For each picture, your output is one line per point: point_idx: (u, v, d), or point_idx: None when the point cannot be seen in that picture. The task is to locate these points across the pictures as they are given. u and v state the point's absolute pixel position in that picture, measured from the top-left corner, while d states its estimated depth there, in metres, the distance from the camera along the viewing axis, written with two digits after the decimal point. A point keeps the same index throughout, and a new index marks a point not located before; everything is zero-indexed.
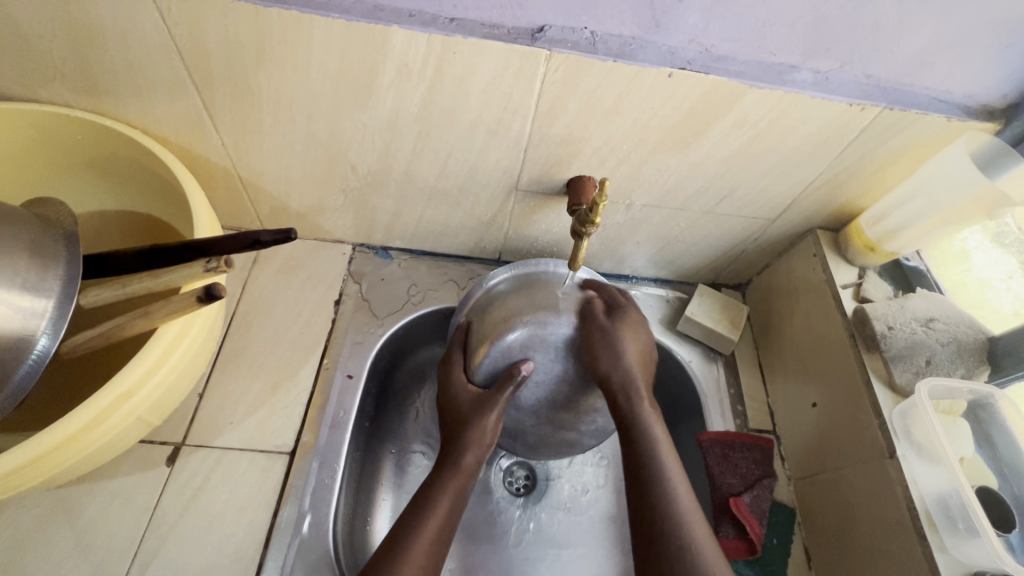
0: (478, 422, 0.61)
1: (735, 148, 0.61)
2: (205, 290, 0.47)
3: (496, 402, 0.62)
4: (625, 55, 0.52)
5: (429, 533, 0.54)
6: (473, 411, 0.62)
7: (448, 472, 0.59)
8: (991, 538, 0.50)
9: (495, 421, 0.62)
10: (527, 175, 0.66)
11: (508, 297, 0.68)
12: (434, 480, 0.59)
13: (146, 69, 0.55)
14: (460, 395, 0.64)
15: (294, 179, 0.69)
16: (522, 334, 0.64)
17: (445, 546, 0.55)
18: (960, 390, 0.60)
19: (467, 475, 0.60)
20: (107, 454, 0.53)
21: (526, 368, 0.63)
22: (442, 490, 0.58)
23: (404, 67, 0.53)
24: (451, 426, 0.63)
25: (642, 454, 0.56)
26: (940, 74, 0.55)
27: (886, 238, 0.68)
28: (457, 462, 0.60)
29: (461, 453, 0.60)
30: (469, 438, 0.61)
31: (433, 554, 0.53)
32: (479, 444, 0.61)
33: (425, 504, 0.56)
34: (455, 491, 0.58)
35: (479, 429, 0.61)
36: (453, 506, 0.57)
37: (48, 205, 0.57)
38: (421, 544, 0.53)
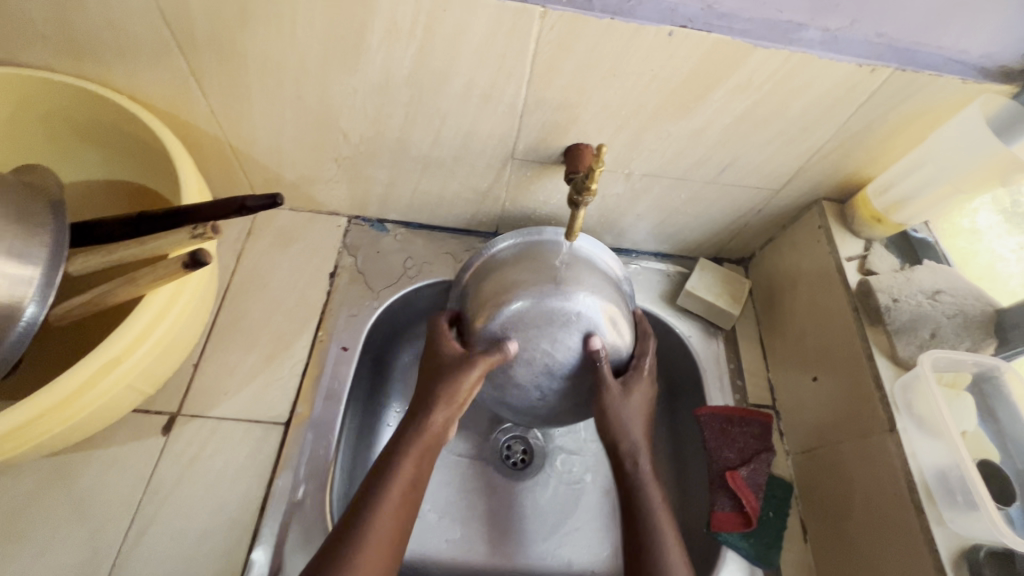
0: (453, 380, 0.57)
1: (738, 113, 0.59)
2: (191, 257, 0.47)
3: (479, 362, 0.59)
4: (623, 13, 0.50)
5: (395, 501, 0.52)
6: (451, 368, 0.58)
7: (414, 430, 0.56)
8: (990, 510, 0.49)
9: (473, 381, 0.58)
10: (523, 143, 0.64)
11: (507, 264, 0.66)
12: (397, 441, 0.56)
13: (129, 31, 0.54)
14: (443, 352, 0.61)
15: (285, 148, 0.68)
16: (524, 304, 0.62)
17: (411, 510, 0.54)
18: (966, 362, 0.58)
19: (435, 434, 0.57)
20: (100, 420, 0.54)
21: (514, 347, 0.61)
22: (406, 449, 0.55)
23: (393, 27, 0.51)
24: (427, 379, 0.59)
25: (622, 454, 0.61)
26: (957, 32, 0.52)
27: (893, 209, 0.66)
28: (422, 420, 0.56)
29: (431, 411, 0.56)
30: (439, 396, 0.57)
31: (400, 522, 0.52)
32: (452, 403, 0.57)
33: (386, 466, 0.54)
34: (419, 453, 0.55)
35: (453, 386, 0.57)
36: (419, 465, 0.55)
37: (35, 172, 0.56)
38: (387, 509, 0.52)
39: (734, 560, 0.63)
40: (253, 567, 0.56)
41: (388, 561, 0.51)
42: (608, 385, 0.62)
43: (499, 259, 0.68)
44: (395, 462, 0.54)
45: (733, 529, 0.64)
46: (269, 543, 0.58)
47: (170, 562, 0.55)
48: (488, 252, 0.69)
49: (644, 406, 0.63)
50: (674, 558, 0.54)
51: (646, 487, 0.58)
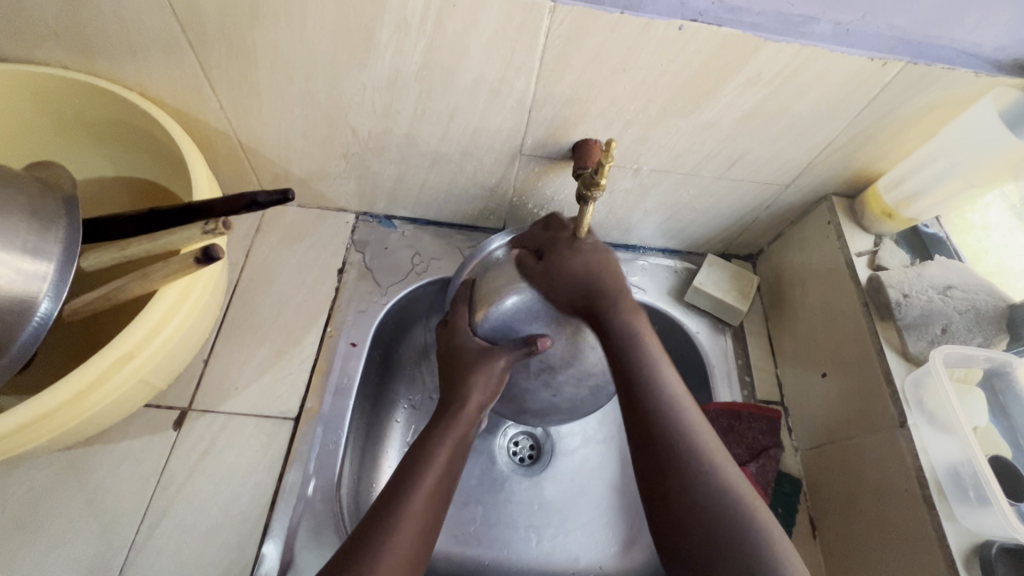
0: (484, 369, 0.60)
1: (748, 107, 0.59)
2: (203, 252, 0.47)
3: (505, 353, 0.62)
4: (633, 7, 0.49)
5: (431, 484, 0.52)
6: (482, 359, 0.61)
7: (449, 420, 0.58)
8: (1003, 507, 0.49)
9: (502, 369, 0.61)
10: (531, 139, 0.64)
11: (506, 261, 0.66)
12: (432, 431, 0.57)
13: (140, 27, 0.54)
14: (467, 345, 0.63)
15: (294, 144, 0.68)
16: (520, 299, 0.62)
17: (442, 500, 0.54)
18: (977, 358, 0.58)
19: (468, 423, 0.58)
20: (113, 414, 0.54)
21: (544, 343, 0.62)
22: (442, 436, 0.56)
23: (403, 22, 0.51)
24: (455, 371, 0.61)
25: (642, 383, 0.53)
26: (970, 25, 0.51)
27: (904, 204, 0.65)
28: (457, 410, 0.58)
29: (465, 403, 0.58)
30: (472, 385, 0.59)
31: (430, 510, 0.51)
32: (483, 393, 0.60)
33: (422, 456, 0.55)
34: (454, 441, 0.57)
35: (485, 372, 0.60)
36: (452, 455, 0.56)
37: (49, 169, 0.56)
38: (422, 495, 0.51)
39: None
40: (264, 560, 0.57)
41: (418, 550, 0.49)
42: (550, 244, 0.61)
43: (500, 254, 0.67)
44: (432, 450, 0.55)
45: None
46: (280, 536, 0.58)
47: (183, 554, 0.56)
48: (485, 252, 0.68)
49: (593, 257, 0.59)
50: (682, 403, 0.52)
51: (658, 375, 0.54)
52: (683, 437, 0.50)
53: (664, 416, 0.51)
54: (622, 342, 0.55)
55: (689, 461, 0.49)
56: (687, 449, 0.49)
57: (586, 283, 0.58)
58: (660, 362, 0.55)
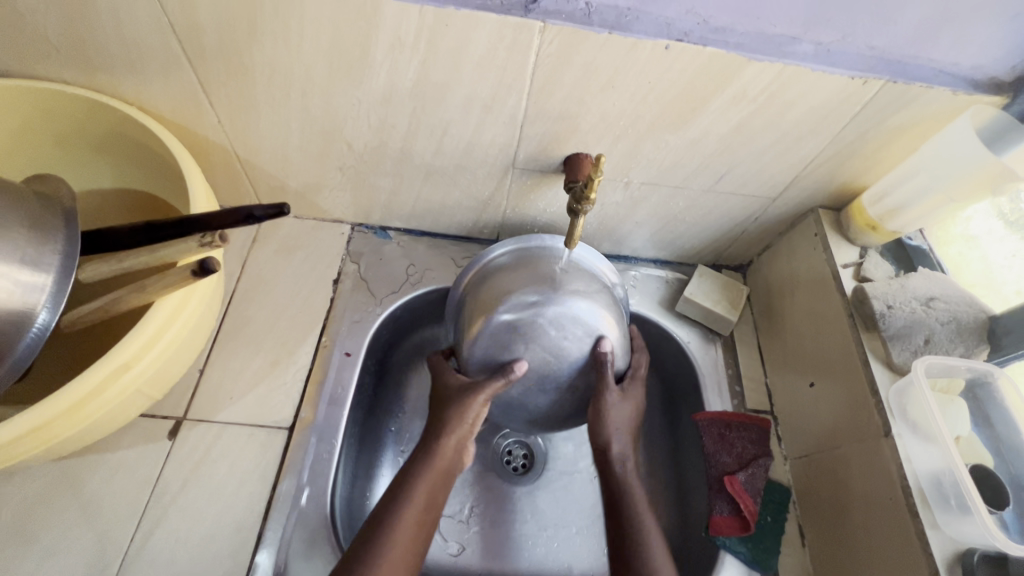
0: (464, 405, 0.61)
1: (734, 123, 0.60)
2: (199, 265, 0.48)
3: (484, 384, 0.62)
4: (621, 27, 0.51)
5: (412, 515, 0.55)
6: (457, 397, 0.62)
7: (429, 453, 0.59)
8: (984, 514, 0.50)
9: (482, 402, 0.61)
10: (524, 153, 0.66)
11: (497, 278, 0.67)
12: (413, 463, 0.58)
13: (142, 45, 0.55)
14: (449, 380, 0.64)
15: (291, 157, 0.69)
16: (506, 319, 0.63)
17: (426, 526, 0.56)
18: (959, 368, 0.59)
19: (448, 456, 0.59)
20: (109, 424, 0.55)
21: (519, 368, 0.62)
22: (423, 468, 0.58)
23: (397, 41, 0.53)
24: (437, 405, 0.63)
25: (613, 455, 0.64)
26: (946, 45, 0.53)
27: (888, 217, 0.67)
28: (436, 443, 0.59)
29: (443, 439, 0.59)
30: (451, 420, 0.60)
31: (415, 538, 0.54)
32: (458, 428, 0.60)
33: (404, 487, 0.56)
34: (434, 475, 0.58)
35: (463, 409, 0.61)
36: (434, 488, 0.57)
37: (48, 182, 0.57)
38: (402, 530, 0.53)
39: (733, 565, 0.64)
40: (257, 568, 0.57)
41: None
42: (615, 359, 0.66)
43: (498, 265, 0.69)
44: (413, 480, 0.57)
45: (731, 532, 0.65)
46: (274, 546, 0.59)
47: (176, 564, 0.56)
48: (487, 258, 0.70)
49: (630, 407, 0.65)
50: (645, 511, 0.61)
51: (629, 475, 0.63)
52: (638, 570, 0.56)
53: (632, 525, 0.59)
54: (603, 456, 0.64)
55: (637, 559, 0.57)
56: (638, 548, 0.58)
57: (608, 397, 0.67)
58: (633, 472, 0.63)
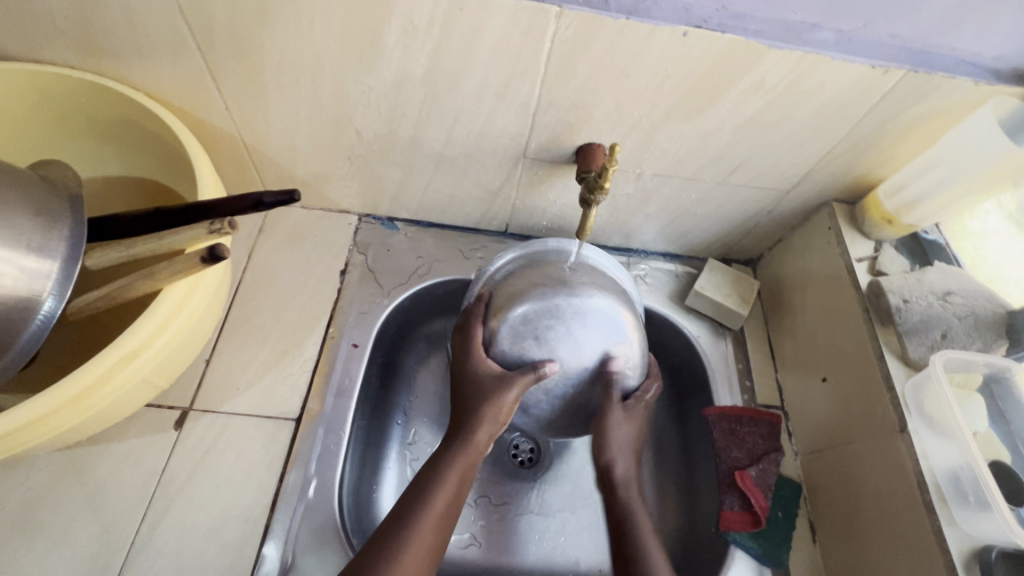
0: (495, 401, 0.57)
1: (750, 113, 0.59)
2: (208, 251, 0.47)
3: (516, 380, 0.58)
4: (638, 12, 0.50)
5: (438, 508, 0.53)
6: (494, 388, 0.58)
7: (460, 443, 0.57)
8: (1003, 510, 0.49)
9: (512, 401, 0.58)
10: (535, 143, 0.65)
11: (516, 280, 0.63)
12: (440, 458, 0.56)
13: (150, 29, 0.54)
14: (481, 369, 0.59)
15: (299, 145, 0.68)
16: (528, 309, 0.60)
17: (451, 519, 0.55)
18: (977, 363, 0.58)
19: (476, 453, 0.57)
20: (116, 413, 0.54)
21: (549, 367, 0.59)
22: (450, 464, 0.56)
23: (410, 25, 0.52)
24: (467, 393, 0.59)
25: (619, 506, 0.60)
26: (970, 34, 0.52)
27: (904, 210, 0.66)
28: (467, 437, 0.57)
29: (475, 431, 0.57)
30: (483, 416, 0.57)
31: (439, 532, 0.53)
32: (485, 426, 0.57)
33: (431, 478, 0.55)
34: (462, 470, 0.56)
35: (496, 406, 0.57)
36: (461, 482, 0.56)
37: (53, 168, 0.56)
38: (427, 523, 0.52)
39: (744, 559, 0.64)
40: (265, 561, 0.56)
41: (424, 571, 0.51)
42: (609, 404, 0.62)
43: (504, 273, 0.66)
44: (441, 473, 0.55)
45: (742, 529, 0.64)
46: (281, 537, 0.58)
47: (182, 555, 0.55)
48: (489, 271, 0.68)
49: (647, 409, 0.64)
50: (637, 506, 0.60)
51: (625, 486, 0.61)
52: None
53: (645, 573, 0.54)
54: (630, 538, 0.57)
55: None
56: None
57: (613, 456, 0.62)
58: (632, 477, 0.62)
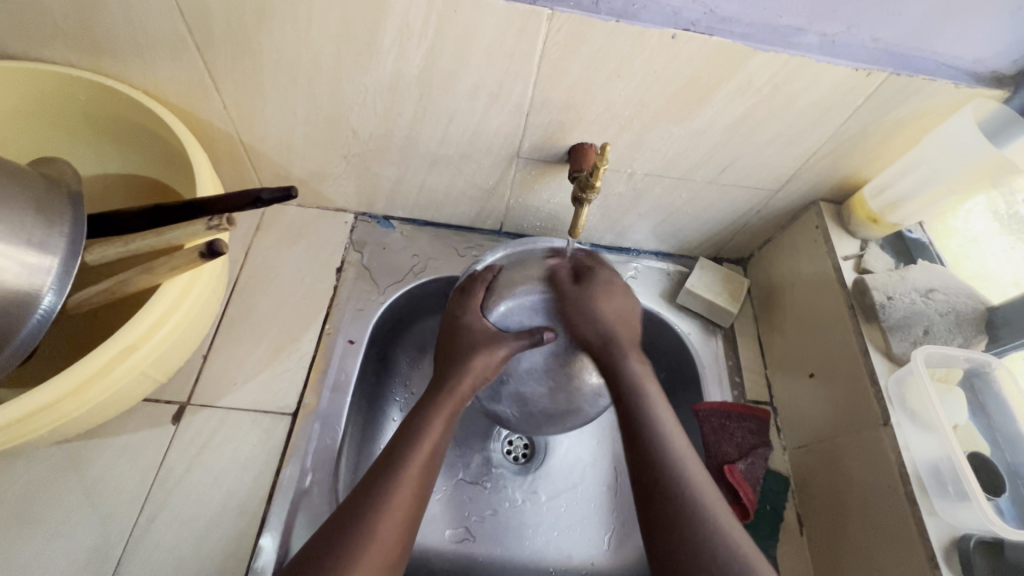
0: (483, 355, 0.60)
1: (738, 114, 0.60)
2: (207, 247, 0.48)
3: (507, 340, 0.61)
4: (628, 16, 0.51)
5: (425, 453, 0.54)
6: (484, 343, 0.61)
7: (445, 392, 0.59)
8: (981, 501, 0.51)
9: (501, 358, 0.61)
10: (528, 142, 0.66)
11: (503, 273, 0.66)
12: (425, 406, 0.58)
13: (149, 28, 0.55)
14: (471, 324, 0.62)
15: (296, 144, 0.69)
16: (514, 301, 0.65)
17: (437, 463, 0.56)
18: (958, 358, 0.60)
19: (460, 401, 0.59)
20: (114, 406, 0.55)
21: (548, 334, 0.62)
22: (436, 410, 0.58)
23: (406, 27, 0.53)
24: (455, 347, 0.61)
25: (635, 415, 0.56)
26: (950, 38, 0.54)
27: (889, 210, 0.67)
28: (454, 385, 0.59)
29: (460, 378, 0.59)
30: (470, 366, 0.59)
31: (424, 477, 0.54)
32: (474, 375, 0.60)
33: (419, 424, 0.56)
34: (448, 416, 0.58)
35: (484, 358, 0.60)
36: (447, 427, 0.58)
37: (54, 165, 0.57)
38: (415, 467, 0.53)
39: None
40: (261, 553, 0.57)
41: (414, 512, 0.52)
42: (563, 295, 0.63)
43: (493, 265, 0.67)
44: (428, 420, 0.57)
45: None
46: (277, 530, 0.58)
47: (179, 547, 0.56)
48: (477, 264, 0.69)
49: (617, 305, 0.64)
50: (651, 400, 0.57)
51: (644, 395, 0.58)
52: (705, 529, 0.48)
53: (664, 461, 0.53)
54: (641, 426, 0.55)
55: (697, 519, 0.49)
56: (673, 482, 0.51)
57: (602, 332, 0.62)
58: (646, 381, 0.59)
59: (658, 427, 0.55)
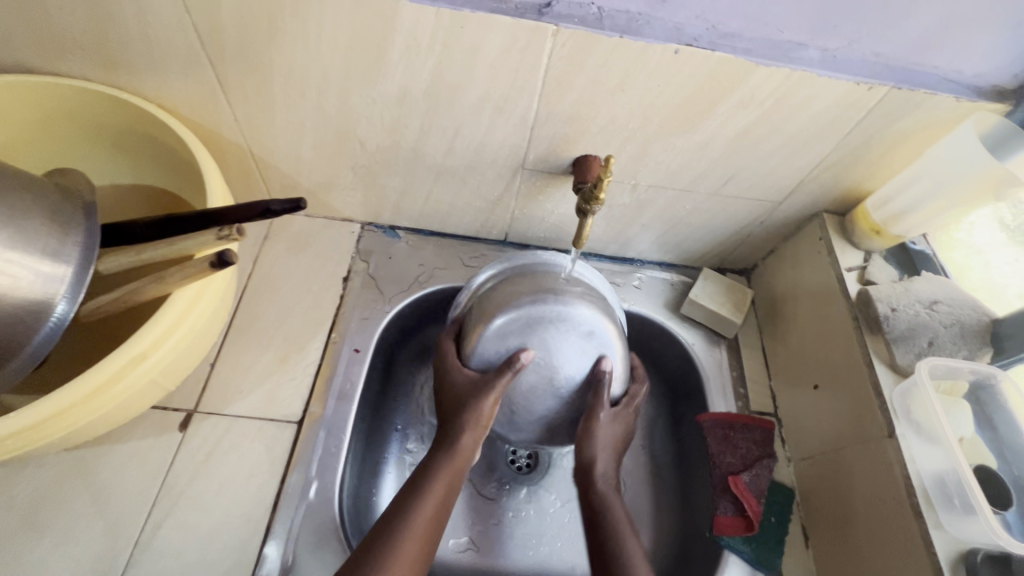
0: (473, 408, 0.60)
1: (741, 127, 0.61)
2: (217, 257, 0.48)
3: (490, 382, 0.61)
4: (632, 31, 0.52)
5: (430, 509, 0.54)
6: (471, 395, 0.61)
7: (445, 451, 0.59)
8: (987, 514, 0.50)
9: (493, 401, 0.60)
10: (533, 154, 0.67)
11: (489, 297, 0.65)
12: (428, 464, 0.58)
13: (164, 44, 0.57)
14: (457, 377, 0.63)
15: (304, 156, 0.70)
16: (508, 319, 0.62)
17: (441, 521, 0.56)
18: (963, 370, 0.60)
19: (464, 458, 0.59)
20: (123, 413, 0.56)
21: (525, 357, 0.61)
22: (439, 468, 0.57)
23: (413, 42, 0.54)
24: (450, 404, 0.62)
25: (605, 524, 0.58)
26: (950, 53, 0.54)
27: (891, 221, 0.68)
28: (453, 445, 0.59)
29: (459, 436, 0.59)
30: (465, 423, 0.59)
31: (428, 535, 0.53)
32: (476, 428, 0.60)
33: (421, 482, 0.56)
34: (450, 473, 0.58)
35: (474, 412, 0.60)
36: (451, 486, 0.57)
37: (69, 176, 0.58)
38: (418, 524, 0.53)
39: (737, 565, 0.64)
40: (265, 561, 0.57)
41: (417, 571, 0.51)
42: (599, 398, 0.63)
43: (484, 291, 0.67)
44: (432, 475, 0.57)
45: (736, 533, 0.65)
46: (281, 538, 0.59)
47: (184, 555, 0.57)
48: (472, 286, 0.69)
49: (621, 424, 0.65)
50: (616, 510, 0.60)
51: (608, 502, 0.60)
52: None
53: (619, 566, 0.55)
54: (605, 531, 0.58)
55: None
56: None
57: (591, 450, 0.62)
58: (614, 499, 0.61)
59: (616, 528, 0.58)
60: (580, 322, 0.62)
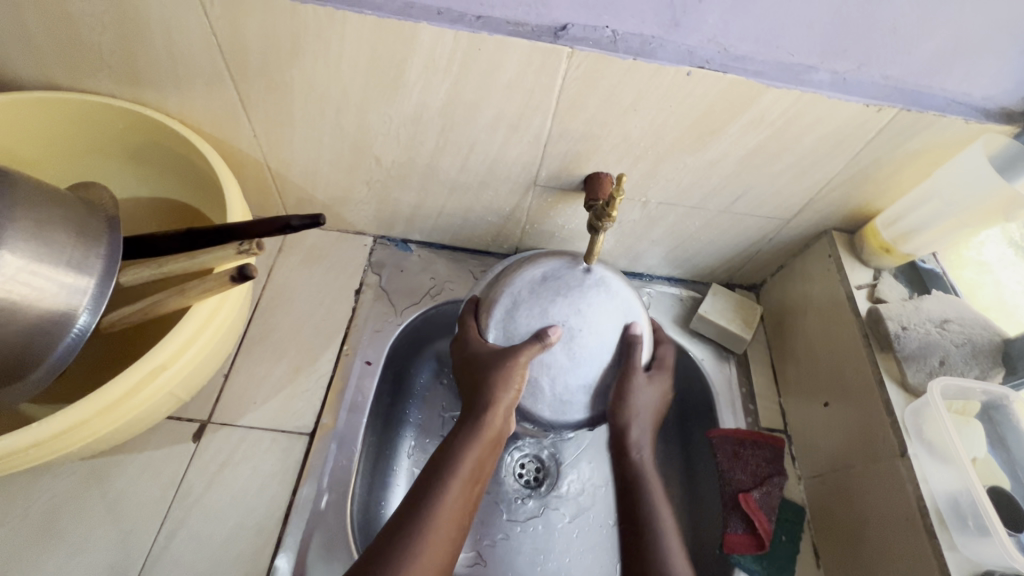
0: (502, 373, 0.58)
1: (752, 146, 0.62)
2: (238, 271, 0.49)
3: (520, 349, 0.59)
4: (645, 53, 0.53)
5: (459, 489, 0.55)
6: (499, 362, 0.59)
7: (473, 425, 0.58)
8: (1002, 537, 0.50)
9: (522, 369, 0.59)
10: (546, 171, 0.68)
11: (503, 277, 0.66)
12: (458, 436, 0.58)
13: (188, 62, 0.58)
14: (479, 349, 0.62)
15: (321, 171, 0.72)
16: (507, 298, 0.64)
17: (474, 495, 0.57)
18: (975, 390, 0.60)
19: (497, 425, 0.59)
20: (141, 423, 0.57)
21: (554, 332, 0.60)
22: (466, 446, 0.57)
23: (431, 63, 0.56)
24: (474, 375, 0.60)
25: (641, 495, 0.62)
26: (959, 76, 0.55)
27: (902, 239, 0.68)
28: (481, 417, 0.58)
29: (490, 406, 0.58)
30: (495, 388, 0.58)
31: (460, 515, 0.55)
32: (511, 387, 0.59)
33: (451, 457, 0.56)
34: (480, 447, 0.57)
35: (506, 375, 0.58)
36: (480, 462, 0.57)
37: (93, 189, 0.60)
38: (449, 502, 0.54)
39: None
40: (276, 573, 0.58)
41: (452, 544, 0.53)
42: (634, 369, 0.63)
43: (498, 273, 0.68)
44: (458, 457, 0.56)
45: (746, 551, 0.65)
46: (292, 550, 0.59)
47: (197, 565, 0.57)
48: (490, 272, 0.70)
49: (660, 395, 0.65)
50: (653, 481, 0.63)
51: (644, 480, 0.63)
52: None
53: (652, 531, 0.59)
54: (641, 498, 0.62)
55: None
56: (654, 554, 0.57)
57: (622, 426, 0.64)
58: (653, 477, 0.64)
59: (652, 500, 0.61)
60: (532, 270, 0.64)
